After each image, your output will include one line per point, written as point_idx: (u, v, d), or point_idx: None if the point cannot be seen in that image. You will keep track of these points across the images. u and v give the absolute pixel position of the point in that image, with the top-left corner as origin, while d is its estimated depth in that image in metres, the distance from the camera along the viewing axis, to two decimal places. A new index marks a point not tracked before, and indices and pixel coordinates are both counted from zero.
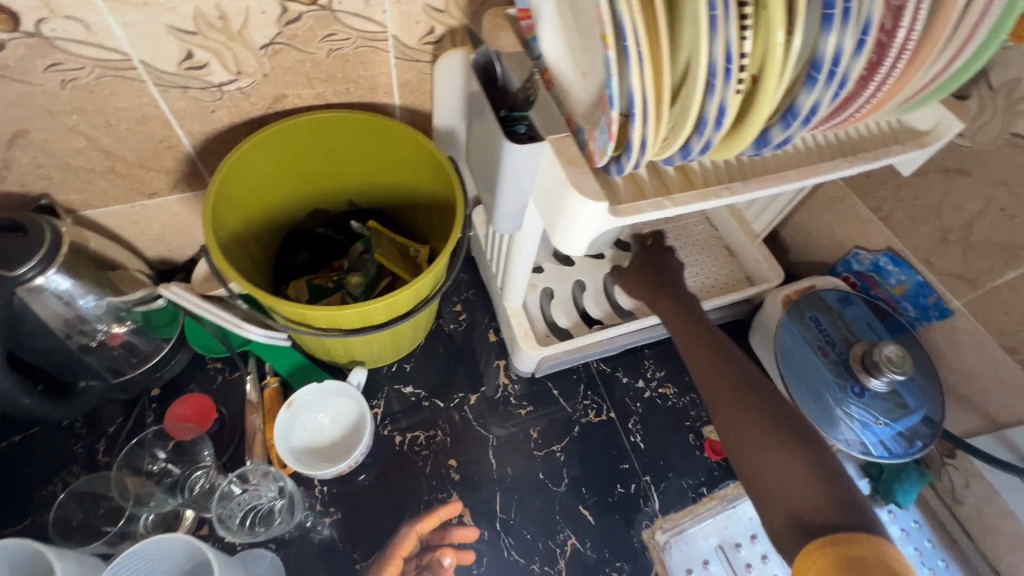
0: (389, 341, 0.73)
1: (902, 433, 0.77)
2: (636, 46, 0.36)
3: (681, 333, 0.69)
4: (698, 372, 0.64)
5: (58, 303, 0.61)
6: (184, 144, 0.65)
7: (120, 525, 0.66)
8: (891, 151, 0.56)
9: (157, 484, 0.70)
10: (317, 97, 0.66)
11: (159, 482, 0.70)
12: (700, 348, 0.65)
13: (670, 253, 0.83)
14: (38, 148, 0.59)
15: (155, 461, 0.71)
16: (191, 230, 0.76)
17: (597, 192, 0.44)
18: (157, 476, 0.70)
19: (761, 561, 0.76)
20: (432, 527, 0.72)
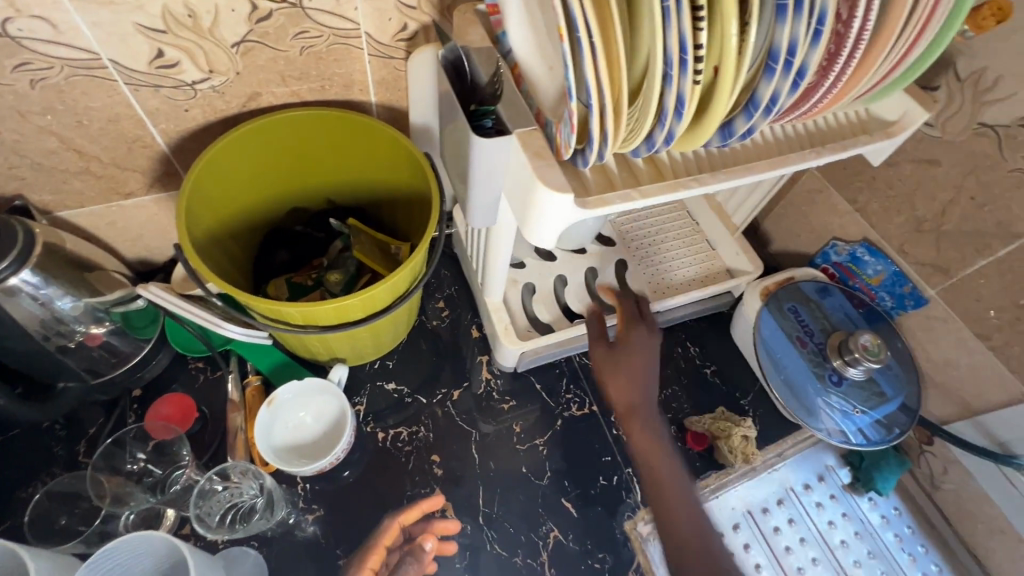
0: (370, 337, 0.73)
1: (879, 421, 0.78)
2: (589, 37, 0.37)
3: (648, 465, 0.68)
4: (648, 480, 0.67)
5: (34, 304, 0.61)
6: (158, 143, 0.65)
7: (97, 525, 0.66)
8: (859, 141, 0.56)
9: (137, 484, 0.71)
10: (292, 95, 0.66)
11: (139, 482, 0.71)
12: (665, 487, 0.66)
13: (641, 321, 0.77)
14: (9, 148, 0.59)
15: (135, 461, 0.71)
16: (170, 230, 0.76)
17: (564, 183, 0.44)
18: (137, 476, 0.71)
19: (743, 550, 0.79)
20: (413, 519, 0.72)
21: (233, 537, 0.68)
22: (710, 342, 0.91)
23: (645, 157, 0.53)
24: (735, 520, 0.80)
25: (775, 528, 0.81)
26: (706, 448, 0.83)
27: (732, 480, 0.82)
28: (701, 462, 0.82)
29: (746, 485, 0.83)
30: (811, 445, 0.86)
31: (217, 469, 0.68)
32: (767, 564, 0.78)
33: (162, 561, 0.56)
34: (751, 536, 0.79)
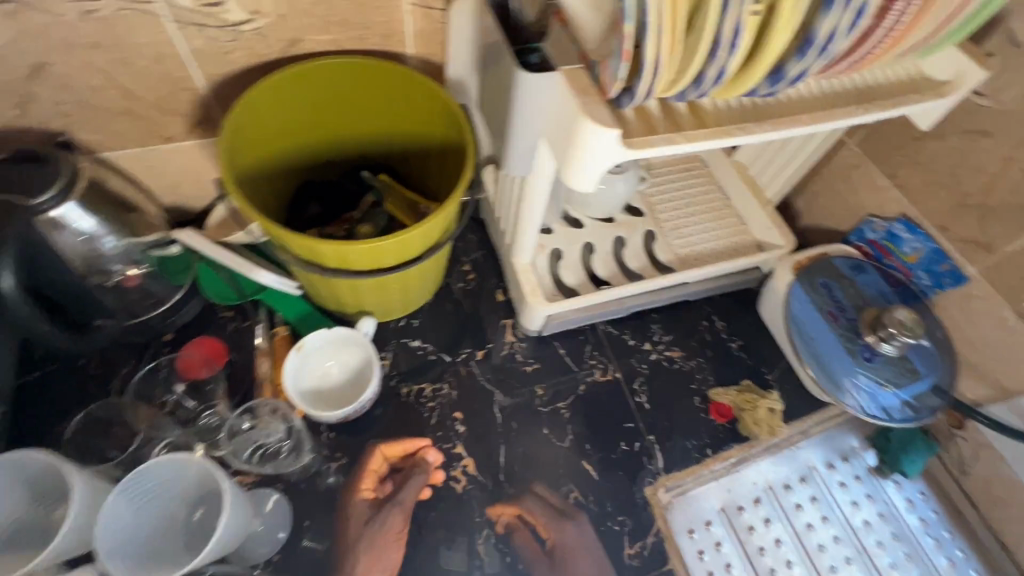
0: (398, 292, 0.74)
1: (909, 403, 0.77)
2: None
3: None
4: None
5: (77, 239, 0.62)
6: (200, 86, 0.65)
7: (130, 452, 0.68)
8: (910, 99, 0.55)
9: (169, 415, 0.71)
10: (331, 43, 0.66)
11: (171, 414, 0.72)
12: None
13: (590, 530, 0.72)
14: (59, 83, 0.60)
15: (170, 394, 0.73)
16: (205, 178, 0.77)
17: (611, 121, 0.44)
18: (168, 408, 0.72)
19: (763, 525, 0.78)
20: (398, 451, 0.74)
21: (264, 473, 0.70)
22: (737, 317, 0.90)
23: (687, 104, 0.52)
24: (756, 495, 0.79)
25: (796, 505, 0.80)
26: (729, 421, 0.82)
27: (754, 455, 0.81)
28: (725, 434, 0.81)
29: (769, 461, 0.81)
30: (836, 425, 0.85)
31: (247, 405, 0.71)
32: (788, 540, 0.77)
33: (190, 487, 0.57)
34: (772, 512, 0.78)
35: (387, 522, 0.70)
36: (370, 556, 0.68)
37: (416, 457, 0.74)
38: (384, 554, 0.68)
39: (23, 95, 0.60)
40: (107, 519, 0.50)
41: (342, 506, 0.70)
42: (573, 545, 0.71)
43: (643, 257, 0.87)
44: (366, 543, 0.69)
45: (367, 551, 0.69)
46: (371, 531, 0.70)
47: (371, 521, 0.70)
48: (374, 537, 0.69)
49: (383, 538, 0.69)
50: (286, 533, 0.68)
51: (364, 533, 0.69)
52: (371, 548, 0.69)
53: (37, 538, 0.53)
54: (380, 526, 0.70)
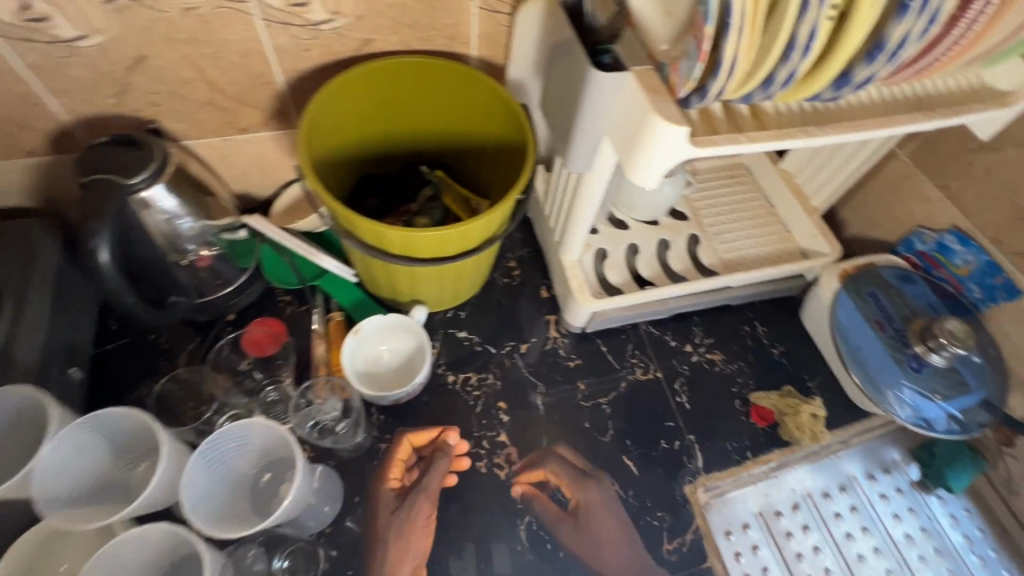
0: (450, 283, 0.77)
1: (954, 416, 0.76)
2: None
3: None
4: None
5: (162, 219, 0.66)
6: (278, 81, 0.70)
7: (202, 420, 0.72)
8: (972, 108, 0.55)
9: (239, 385, 0.75)
10: (401, 43, 0.70)
11: (240, 384, 0.75)
12: None
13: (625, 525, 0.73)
14: (154, 74, 0.65)
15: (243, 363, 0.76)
16: (273, 168, 0.82)
17: (679, 118, 0.46)
18: (242, 375, 0.76)
19: (801, 531, 0.77)
20: (424, 439, 0.76)
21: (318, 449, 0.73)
22: (779, 324, 0.90)
23: (749, 107, 0.54)
24: (795, 500, 0.79)
25: (836, 513, 0.79)
26: (770, 425, 0.82)
27: (794, 460, 0.81)
28: (765, 438, 0.81)
29: (808, 467, 0.81)
30: (878, 436, 0.84)
31: (307, 383, 0.74)
32: (826, 548, 0.77)
33: (261, 454, 0.61)
34: (810, 519, 0.78)
35: (413, 513, 0.71)
36: (398, 548, 0.70)
37: (439, 440, 0.76)
38: (412, 540, 0.70)
39: (122, 84, 0.65)
40: (190, 475, 0.54)
41: (369, 491, 0.72)
42: (611, 537, 0.73)
43: (686, 260, 0.88)
44: (394, 533, 0.70)
45: (395, 541, 0.70)
46: (398, 520, 0.71)
47: (398, 509, 0.72)
48: (399, 530, 0.70)
49: (412, 526, 0.71)
50: (332, 508, 0.70)
51: (393, 521, 0.71)
52: (399, 539, 0.70)
53: (118, 493, 0.57)
54: (408, 515, 0.71)
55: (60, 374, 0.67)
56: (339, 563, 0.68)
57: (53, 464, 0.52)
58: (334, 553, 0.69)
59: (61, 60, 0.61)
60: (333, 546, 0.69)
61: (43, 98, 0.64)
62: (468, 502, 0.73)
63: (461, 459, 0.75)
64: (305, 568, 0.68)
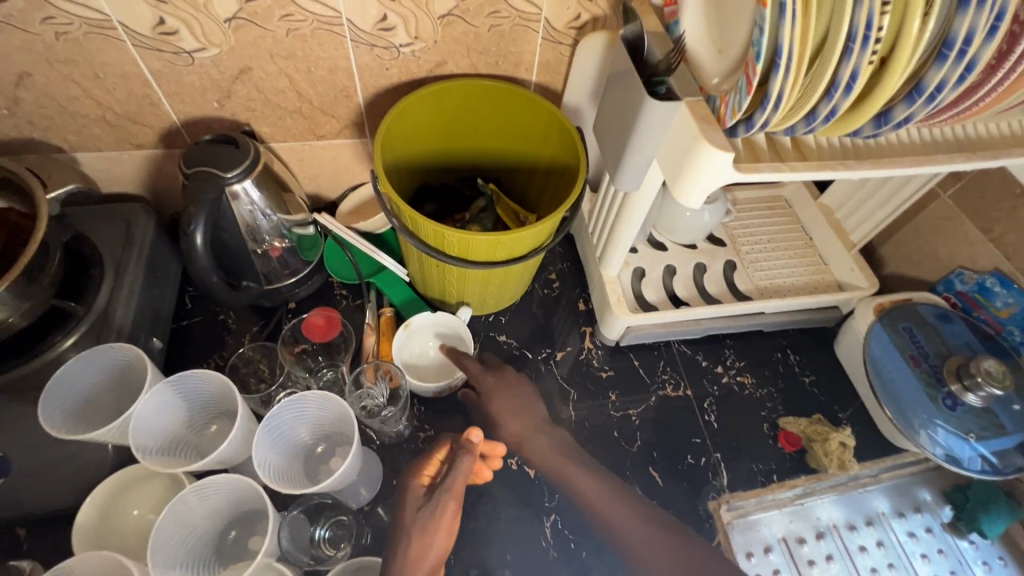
0: (496, 288, 0.82)
1: (989, 458, 0.76)
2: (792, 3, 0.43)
3: None
4: None
5: (248, 210, 0.74)
6: (358, 95, 0.78)
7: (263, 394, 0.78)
8: (1011, 152, 0.58)
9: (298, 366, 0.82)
10: (470, 66, 0.77)
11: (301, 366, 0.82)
12: None
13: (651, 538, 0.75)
14: (254, 83, 0.74)
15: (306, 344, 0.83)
16: (342, 172, 0.90)
17: (725, 144, 0.51)
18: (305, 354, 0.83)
19: (825, 561, 0.78)
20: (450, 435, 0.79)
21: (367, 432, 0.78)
22: (812, 354, 0.91)
23: (792, 140, 0.58)
24: (820, 529, 0.79)
25: (861, 546, 0.79)
26: (798, 451, 0.83)
27: (821, 489, 0.81)
28: (792, 463, 0.82)
29: (834, 499, 0.81)
30: (908, 474, 0.84)
31: (353, 373, 0.78)
32: None
33: (315, 426, 0.67)
34: (835, 549, 0.78)
35: (441, 509, 0.74)
36: (418, 543, 0.71)
37: (462, 438, 0.78)
38: (433, 537, 0.72)
39: (226, 91, 0.74)
40: (260, 442, 0.60)
41: (401, 483, 0.76)
42: (635, 546, 0.74)
43: (723, 283, 0.90)
44: (417, 528, 0.72)
45: (416, 539, 0.72)
46: (422, 517, 0.73)
47: (423, 507, 0.74)
48: (424, 523, 0.73)
49: (438, 523, 0.73)
50: (370, 493, 0.75)
51: (420, 515, 0.73)
52: (422, 529, 0.72)
53: (192, 440, 0.65)
54: (433, 513, 0.73)
55: (145, 342, 0.75)
56: (371, 549, 0.72)
57: (146, 415, 0.59)
58: (369, 537, 0.72)
59: (180, 67, 0.70)
60: (365, 531, 0.73)
61: (159, 99, 0.73)
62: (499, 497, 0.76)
63: (483, 470, 0.77)
64: (347, 538, 0.72)
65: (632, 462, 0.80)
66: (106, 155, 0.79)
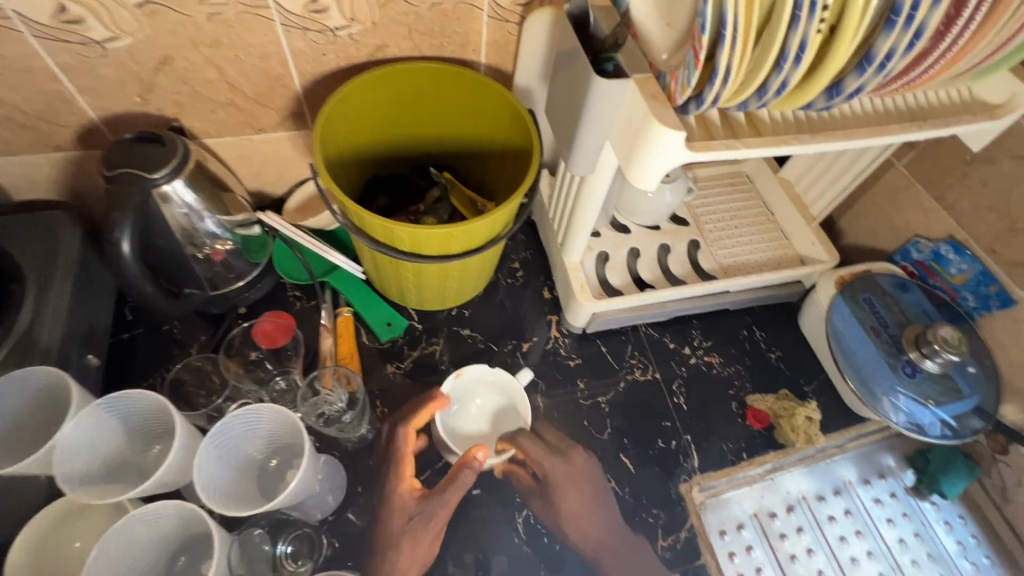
0: (456, 281, 0.79)
1: (948, 422, 0.77)
2: None
3: None
4: None
5: (182, 213, 0.69)
6: (295, 84, 0.73)
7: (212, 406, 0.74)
8: (962, 120, 0.58)
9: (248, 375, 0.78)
10: (414, 49, 0.73)
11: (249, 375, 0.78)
12: None
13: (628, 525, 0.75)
14: (178, 75, 0.68)
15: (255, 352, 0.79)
16: (286, 167, 0.85)
17: (677, 123, 0.48)
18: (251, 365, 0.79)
19: (796, 533, 0.79)
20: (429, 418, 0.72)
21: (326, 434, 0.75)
22: (777, 330, 0.91)
23: (745, 116, 0.56)
24: (790, 502, 0.80)
25: (830, 516, 0.80)
26: (766, 427, 0.83)
27: (789, 463, 0.82)
28: (761, 440, 0.82)
29: (803, 471, 0.82)
30: (872, 442, 0.85)
31: (313, 373, 0.75)
32: (819, 550, 0.78)
33: (267, 439, 0.64)
34: (805, 521, 0.79)
35: (432, 517, 0.67)
36: (408, 553, 0.67)
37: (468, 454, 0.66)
38: (421, 549, 0.67)
39: (148, 84, 0.68)
40: (202, 457, 0.56)
41: (380, 483, 0.71)
42: (611, 534, 0.74)
43: (687, 264, 0.89)
44: (406, 539, 0.68)
45: (407, 548, 0.67)
46: (411, 528, 0.68)
47: (413, 518, 0.68)
48: (413, 533, 0.67)
49: (430, 530, 0.67)
50: (336, 498, 0.72)
51: (409, 524, 0.68)
52: (411, 540, 0.67)
53: (132, 471, 0.60)
54: (424, 523, 0.67)
55: (78, 360, 0.70)
56: (341, 554, 0.70)
57: (70, 448, 0.54)
58: (336, 544, 0.70)
59: (92, 59, 0.64)
60: (335, 536, 0.71)
61: (72, 96, 0.67)
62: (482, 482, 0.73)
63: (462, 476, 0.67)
64: (308, 553, 0.69)
65: (603, 450, 0.79)
66: (20, 159, 0.72)
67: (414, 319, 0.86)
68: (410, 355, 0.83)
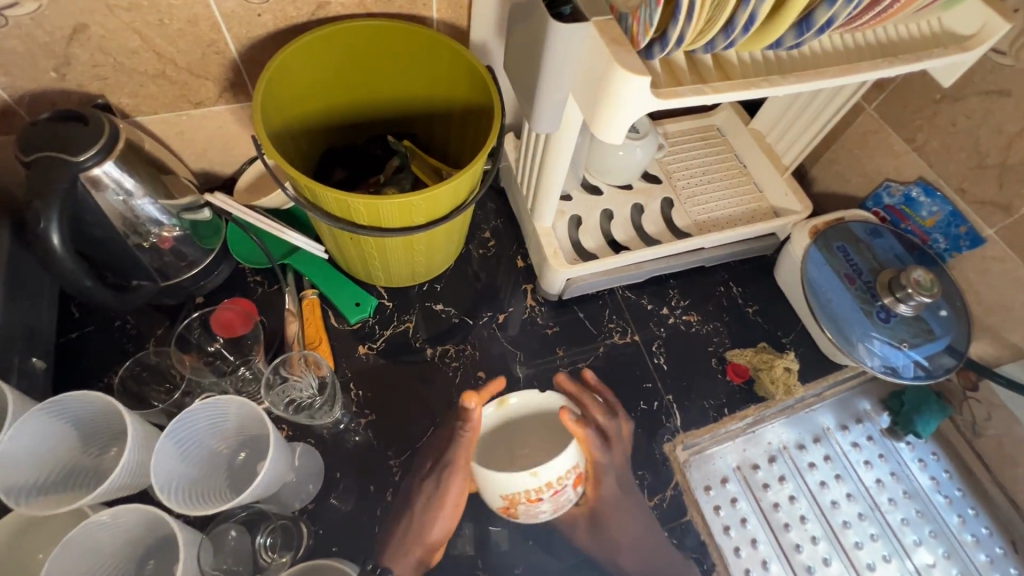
0: (424, 253, 0.75)
1: (922, 363, 0.78)
2: None
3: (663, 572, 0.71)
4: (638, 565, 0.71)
5: (118, 200, 0.63)
6: (231, 49, 0.67)
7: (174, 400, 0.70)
8: (933, 53, 0.56)
9: (208, 365, 0.74)
10: (358, 6, 0.67)
11: (211, 365, 0.75)
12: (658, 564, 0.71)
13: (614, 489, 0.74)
14: (95, 44, 0.61)
15: (213, 343, 0.75)
16: (233, 144, 0.79)
17: (642, 68, 0.45)
18: (211, 357, 0.75)
19: (778, 482, 0.80)
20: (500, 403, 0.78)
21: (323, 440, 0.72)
22: (753, 284, 0.91)
23: (713, 59, 0.53)
24: (771, 453, 0.81)
25: (810, 464, 0.81)
26: (746, 381, 0.83)
27: (769, 415, 0.83)
28: (742, 395, 0.82)
29: (783, 422, 0.83)
30: (848, 388, 0.86)
31: (281, 359, 0.72)
32: (802, 497, 0.79)
33: (233, 432, 0.61)
34: (786, 470, 0.80)
35: (446, 486, 0.70)
36: (421, 522, 0.69)
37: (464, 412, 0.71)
38: (437, 519, 0.70)
39: (62, 57, 0.61)
40: (160, 452, 0.53)
41: (376, 459, 0.72)
42: (608, 496, 0.73)
43: (661, 223, 0.87)
44: (399, 493, 0.71)
45: (422, 516, 0.70)
46: (399, 488, 0.71)
47: (396, 480, 0.72)
48: (428, 498, 0.70)
49: (442, 504, 0.70)
50: (315, 486, 0.71)
51: (424, 488, 0.71)
52: (427, 509, 0.70)
53: (86, 479, 0.57)
54: (438, 492, 0.70)
55: (21, 362, 0.66)
56: (325, 540, 0.68)
57: (12, 455, 0.52)
58: (319, 531, 0.69)
59: None
60: (318, 523, 0.69)
61: None
62: (513, 452, 0.71)
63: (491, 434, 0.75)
64: (288, 545, 0.67)
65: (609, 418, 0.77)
66: None
67: (384, 297, 0.82)
68: (382, 334, 0.80)
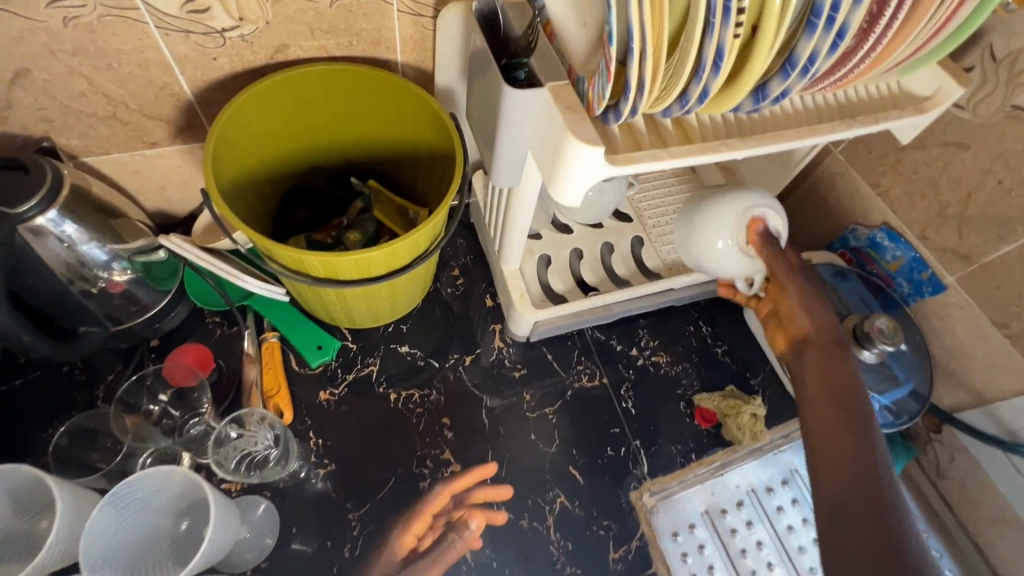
0: (386, 298, 0.74)
1: (889, 407, 0.79)
2: None
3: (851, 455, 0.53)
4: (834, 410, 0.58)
5: (60, 246, 0.61)
6: (185, 92, 0.65)
7: (118, 462, 0.68)
8: (890, 115, 0.56)
9: (155, 423, 0.73)
10: (320, 49, 0.65)
11: (158, 422, 0.73)
12: None
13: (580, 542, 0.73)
14: (39, 87, 0.59)
15: (156, 402, 0.73)
16: (191, 182, 0.77)
17: (595, 138, 0.44)
18: (156, 416, 0.73)
19: (746, 527, 0.78)
20: (484, 498, 0.73)
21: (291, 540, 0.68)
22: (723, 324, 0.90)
23: (673, 121, 0.53)
24: (739, 497, 0.80)
25: (778, 507, 0.80)
26: (714, 426, 0.83)
27: (737, 459, 0.81)
28: (709, 439, 0.82)
29: (754, 464, 0.81)
30: None
31: (233, 415, 0.70)
32: (769, 542, 0.78)
33: (178, 499, 0.59)
34: (754, 514, 0.79)
35: None
36: None
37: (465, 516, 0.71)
38: None
39: (3, 100, 0.59)
40: (95, 523, 0.51)
41: (335, 510, 0.71)
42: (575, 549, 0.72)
43: (630, 262, 0.87)
44: (359, 548, 0.69)
45: None
46: (362, 540, 0.70)
47: (357, 529, 0.70)
48: None
49: None
50: (272, 539, 0.68)
51: None
52: None
53: (22, 549, 0.54)
54: None
55: None
56: None
57: None
58: None
59: None
60: None
61: None
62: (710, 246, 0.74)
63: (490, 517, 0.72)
64: None
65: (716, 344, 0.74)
66: None
67: (348, 339, 0.80)
68: (345, 378, 0.78)
